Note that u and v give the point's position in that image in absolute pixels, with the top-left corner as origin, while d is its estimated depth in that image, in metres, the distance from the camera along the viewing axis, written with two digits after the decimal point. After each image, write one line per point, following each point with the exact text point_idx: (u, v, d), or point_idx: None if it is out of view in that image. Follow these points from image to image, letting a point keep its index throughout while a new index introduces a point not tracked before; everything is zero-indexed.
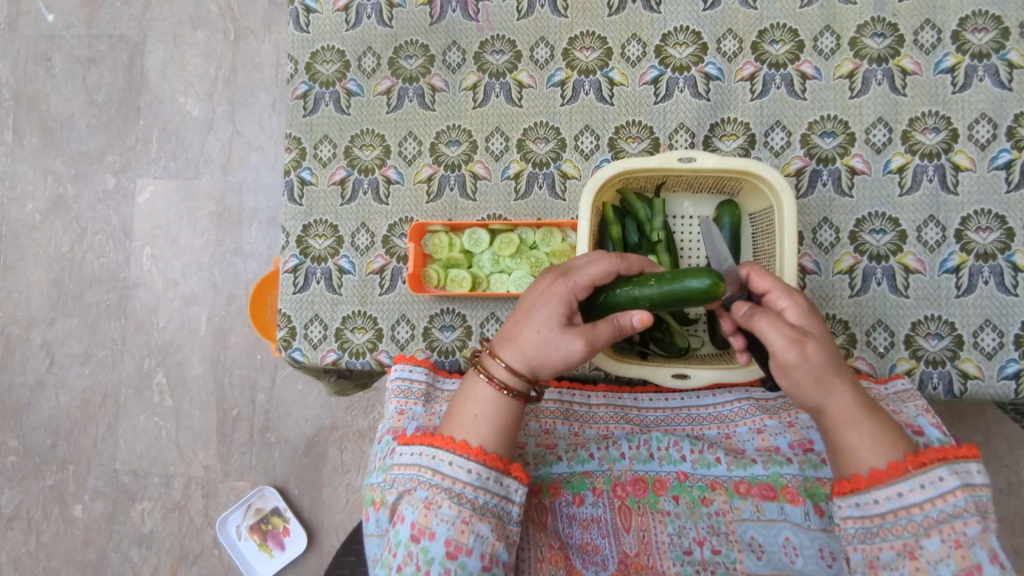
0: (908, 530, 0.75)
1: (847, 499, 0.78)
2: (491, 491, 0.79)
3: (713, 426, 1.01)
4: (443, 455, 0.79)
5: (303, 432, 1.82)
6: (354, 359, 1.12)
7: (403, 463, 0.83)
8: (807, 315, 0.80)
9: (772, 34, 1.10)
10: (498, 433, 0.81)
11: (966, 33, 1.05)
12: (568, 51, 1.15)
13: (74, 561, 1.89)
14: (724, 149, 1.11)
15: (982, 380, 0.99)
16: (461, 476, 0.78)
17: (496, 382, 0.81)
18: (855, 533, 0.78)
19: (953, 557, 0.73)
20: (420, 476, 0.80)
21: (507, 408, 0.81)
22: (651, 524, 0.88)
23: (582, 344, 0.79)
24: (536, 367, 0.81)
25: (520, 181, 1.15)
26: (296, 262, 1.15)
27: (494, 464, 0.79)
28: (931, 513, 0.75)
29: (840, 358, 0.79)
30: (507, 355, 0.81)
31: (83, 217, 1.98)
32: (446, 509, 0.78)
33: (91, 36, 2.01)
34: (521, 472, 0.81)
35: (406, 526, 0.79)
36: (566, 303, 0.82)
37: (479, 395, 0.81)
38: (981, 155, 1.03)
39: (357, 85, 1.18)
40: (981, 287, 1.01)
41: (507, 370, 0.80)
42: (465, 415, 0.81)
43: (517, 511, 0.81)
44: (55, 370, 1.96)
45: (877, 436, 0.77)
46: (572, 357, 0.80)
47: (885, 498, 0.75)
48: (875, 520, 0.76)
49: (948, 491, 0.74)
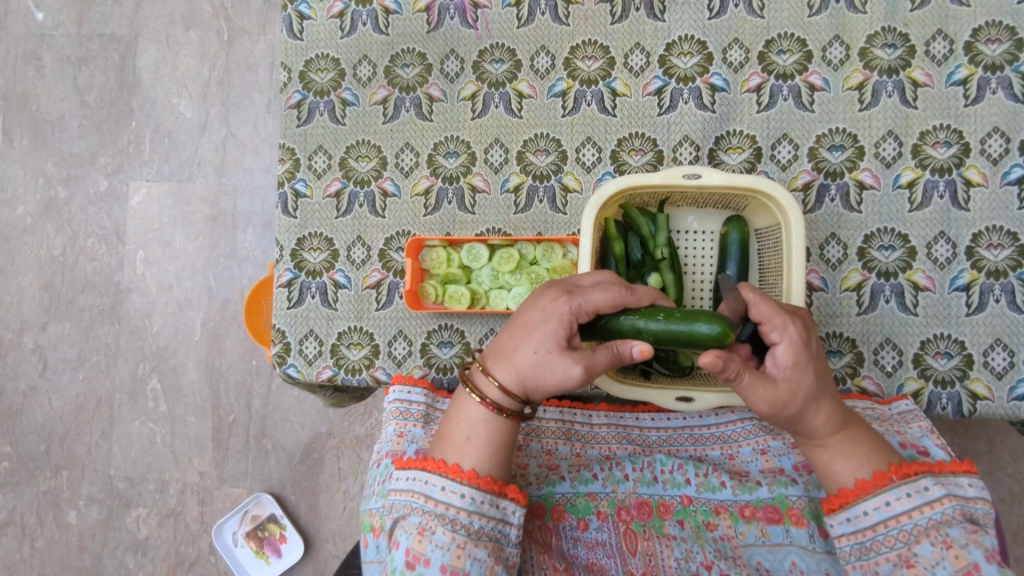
0: (901, 540, 0.75)
1: (838, 516, 0.77)
2: (486, 515, 0.76)
3: (716, 447, 0.99)
4: (436, 480, 0.77)
5: (299, 439, 1.80)
6: (350, 376, 1.09)
7: (398, 489, 0.80)
8: (797, 353, 0.76)
9: (780, 44, 1.07)
10: (492, 456, 0.79)
11: (979, 44, 1.02)
12: (570, 60, 1.11)
13: (68, 568, 1.87)
14: (730, 162, 1.08)
15: (992, 401, 0.97)
16: (455, 501, 0.76)
17: (488, 402, 0.78)
18: (851, 551, 0.77)
19: (947, 558, 0.72)
20: (412, 502, 0.78)
21: (501, 429, 0.79)
22: (657, 549, 0.85)
23: (580, 373, 0.75)
24: (531, 390, 0.78)
25: (520, 194, 1.12)
26: (291, 276, 1.12)
27: (488, 487, 0.77)
28: (920, 521, 0.74)
29: (824, 386, 0.77)
30: (500, 373, 0.78)
31: (75, 220, 1.94)
32: (440, 535, 0.75)
33: (81, 36, 1.97)
34: (517, 493, 0.78)
35: (400, 553, 0.76)
36: (567, 325, 0.77)
37: (472, 416, 0.79)
38: (993, 170, 1.00)
39: (352, 94, 1.15)
40: (992, 305, 0.99)
41: (502, 391, 0.78)
42: (457, 438, 0.79)
43: (514, 534, 0.78)
44: (48, 375, 1.93)
45: (855, 455, 0.78)
46: (567, 385, 0.76)
47: (873, 509, 0.75)
48: (867, 534, 0.76)
49: (934, 498, 0.75)
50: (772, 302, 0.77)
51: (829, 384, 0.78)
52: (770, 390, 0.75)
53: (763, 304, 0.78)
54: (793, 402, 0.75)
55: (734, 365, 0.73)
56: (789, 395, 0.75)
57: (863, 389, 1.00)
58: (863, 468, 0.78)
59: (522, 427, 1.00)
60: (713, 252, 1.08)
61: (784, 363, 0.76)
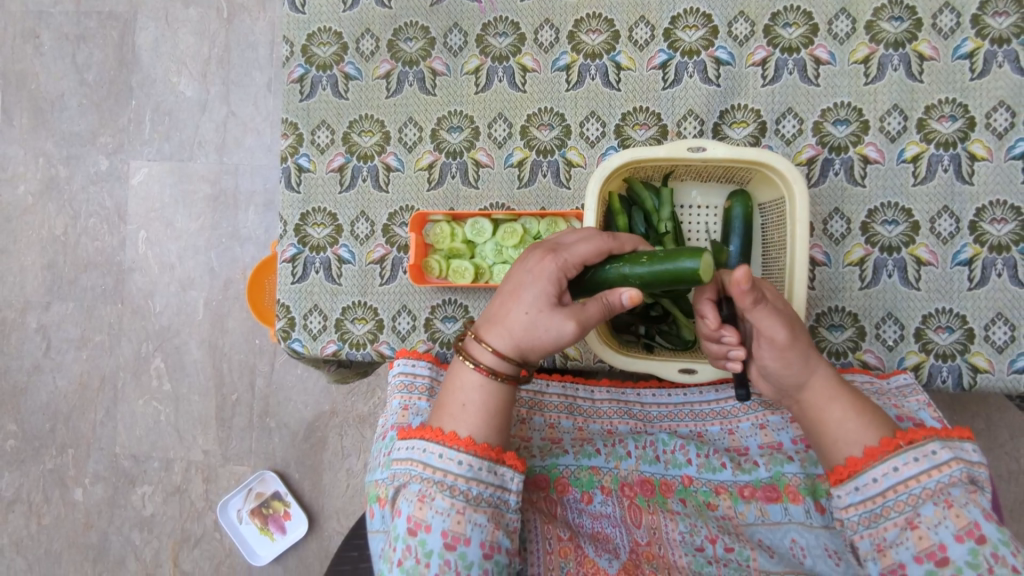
0: (909, 504, 0.73)
1: (846, 486, 0.77)
2: (484, 481, 0.76)
3: (716, 422, 1.00)
4: (434, 448, 0.77)
5: (303, 417, 1.81)
6: (354, 350, 1.10)
7: (399, 458, 0.80)
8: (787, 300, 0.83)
9: (785, 17, 1.06)
10: (489, 422, 0.79)
11: (986, 17, 1.01)
12: (574, 33, 1.11)
13: (76, 544, 1.89)
14: (735, 137, 1.08)
15: (992, 374, 0.98)
16: (453, 468, 0.75)
17: (483, 367, 0.78)
18: (859, 520, 0.76)
19: (948, 518, 0.71)
20: (411, 470, 0.78)
21: (497, 393, 0.79)
22: (661, 523, 0.86)
23: (575, 324, 0.77)
24: (525, 351, 0.79)
25: (524, 169, 1.12)
26: (294, 251, 1.13)
27: (485, 453, 0.76)
28: (927, 484, 0.73)
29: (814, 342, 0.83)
30: (492, 339, 0.79)
31: (77, 200, 1.94)
32: (440, 501, 0.74)
33: (79, 13, 1.95)
34: (516, 460, 0.78)
35: (402, 521, 0.76)
36: (556, 283, 0.79)
37: (467, 383, 0.79)
38: (998, 144, 1.00)
39: (355, 68, 1.14)
40: (994, 279, 0.99)
41: (501, 356, 0.78)
42: (454, 405, 0.79)
43: (514, 499, 0.78)
44: (52, 354, 1.94)
45: (865, 409, 0.79)
46: (564, 339, 0.78)
47: (881, 476, 0.75)
48: (876, 501, 0.75)
49: (942, 461, 0.74)
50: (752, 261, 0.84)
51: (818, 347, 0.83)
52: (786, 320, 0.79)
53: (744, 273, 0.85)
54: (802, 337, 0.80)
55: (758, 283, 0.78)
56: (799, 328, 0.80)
57: (864, 363, 1.01)
58: (871, 433, 0.77)
59: (525, 400, 1.01)
60: (717, 228, 1.08)
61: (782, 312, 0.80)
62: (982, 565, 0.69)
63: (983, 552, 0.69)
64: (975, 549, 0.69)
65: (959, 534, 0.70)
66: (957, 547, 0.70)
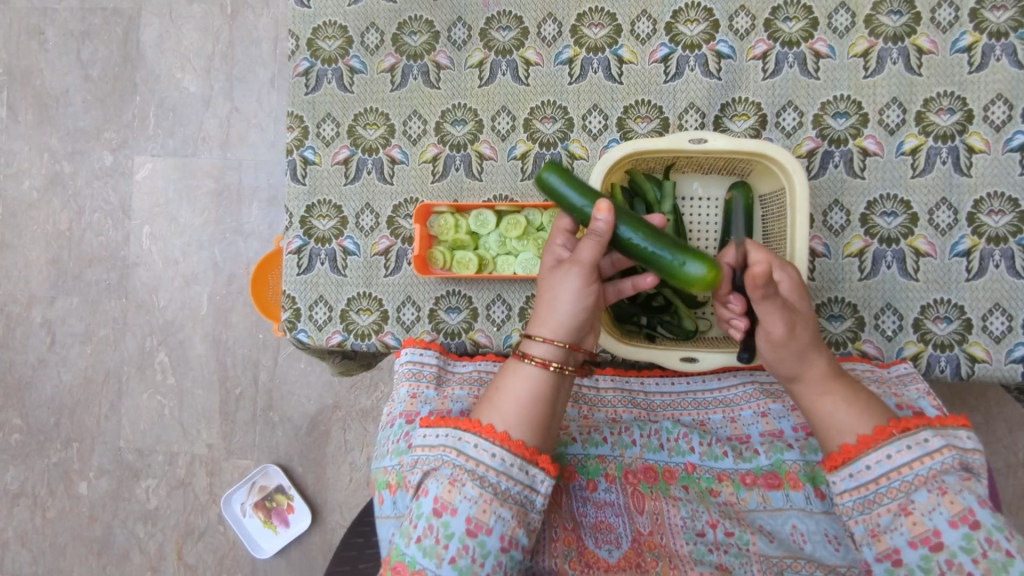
0: (901, 491, 0.75)
1: (841, 472, 0.79)
2: (514, 478, 0.75)
3: (718, 410, 1.00)
4: (470, 438, 0.77)
5: (306, 411, 1.83)
6: (360, 341, 1.11)
7: (428, 444, 0.80)
8: (799, 290, 0.86)
9: (785, 11, 1.07)
10: (521, 409, 0.78)
11: (984, 11, 1.02)
12: (576, 27, 1.12)
13: (80, 537, 1.90)
14: (735, 130, 1.09)
15: (989, 364, 0.99)
16: (485, 459, 0.75)
17: (530, 357, 0.81)
18: (854, 506, 0.78)
19: (943, 504, 0.72)
20: (444, 456, 0.78)
21: (543, 389, 0.80)
22: (663, 508, 0.88)
23: (570, 266, 0.82)
24: (551, 320, 0.82)
25: (527, 161, 1.13)
26: (300, 243, 1.14)
27: (520, 451, 0.76)
28: (921, 471, 0.74)
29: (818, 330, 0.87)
30: (529, 329, 0.84)
31: (81, 195, 1.95)
32: (469, 489, 0.74)
33: (84, 10, 1.97)
34: (549, 463, 0.78)
35: (428, 500, 0.76)
36: (558, 254, 0.88)
37: (515, 376, 0.81)
38: (995, 137, 1.01)
39: (360, 62, 1.16)
40: (992, 270, 1.00)
41: (533, 337, 0.82)
42: (500, 398, 0.80)
43: (541, 500, 0.77)
44: (57, 349, 1.95)
45: (860, 394, 0.83)
46: (570, 283, 0.81)
47: (874, 463, 0.76)
48: (869, 487, 0.76)
49: (935, 449, 0.74)
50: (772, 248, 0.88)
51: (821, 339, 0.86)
52: (785, 316, 0.83)
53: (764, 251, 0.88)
54: (803, 330, 0.83)
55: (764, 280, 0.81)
56: (800, 323, 0.83)
57: (863, 353, 1.02)
58: (866, 421, 0.80)
59: None
60: (718, 219, 1.09)
61: (791, 299, 0.85)
62: (976, 549, 0.70)
63: (977, 537, 0.70)
64: (970, 534, 0.70)
65: (954, 520, 0.71)
66: (951, 533, 0.71)
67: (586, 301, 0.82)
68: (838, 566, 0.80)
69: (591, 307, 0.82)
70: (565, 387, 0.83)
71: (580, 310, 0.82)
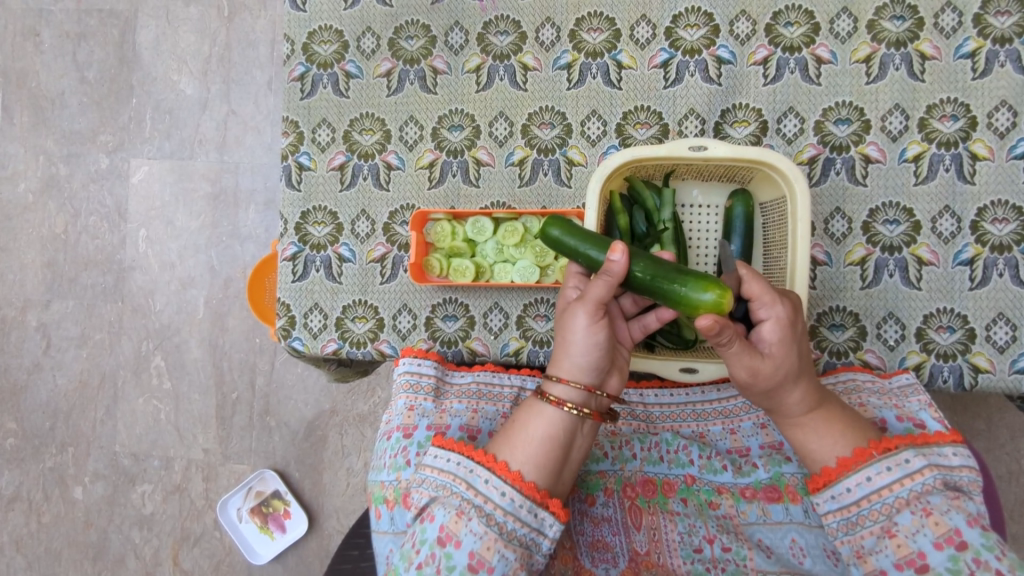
0: (883, 513, 0.73)
1: (823, 494, 0.77)
2: (522, 520, 0.73)
3: (718, 422, 0.99)
4: (481, 472, 0.75)
5: (303, 416, 1.81)
6: (355, 349, 1.10)
7: (435, 467, 0.78)
8: (783, 330, 0.77)
9: (787, 16, 1.06)
10: (531, 449, 0.76)
11: (988, 16, 1.01)
12: (575, 32, 1.11)
13: (76, 542, 1.89)
14: (736, 136, 1.08)
15: (993, 374, 0.97)
16: (494, 497, 0.73)
17: (551, 397, 0.79)
18: (839, 527, 0.76)
19: (927, 526, 0.70)
20: (452, 486, 0.76)
21: (561, 434, 0.77)
22: (661, 523, 0.86)
23: (576, 304, 0.80)
24: (565, 359, 0.80)
25: (525, 167, 1.12)
26: (295, 250, 1.13)
27: (531, 493, 0.74)
28: (901, 493, 0.73)
29: (803, 364, 0.79)
30: (551, 369, 0.82)
31: (77, 198, 1.94)
32: (475, 524, 0.72)
33: (79, 11, 1.95)
34: (559, 507, 0.75)
35: (433, 527, 0.74)
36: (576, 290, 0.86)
37: (537, 418, 0.78)
38: (999, 144, 1.00)
39: (356, 67, 1.14)
40: (995, 279, 0.99)
41: (550, 376, 0.80)
42: (520, 439, 0.77)
43: (546, 545, 0.75)
44: (52, 353, 1.93)
45: (833, 433, 0.78)
46: (576, 321, 0.79)
47: (854, 486, 0.75)
48: (852, 510, 0.75)
49: (915, 470, 0.73)
50: (767, 279, 0.77)
51: (809, 366, 0.80)
52: (748, 365, 0.76)
53: (752, 282, 0.79)
54: (773, 378, 0.76)
55: (724, 334, 0.73)
56: (766, 372, 0.76)
57: (865, 362, 1.01)
58: (844, 449, 0.77)
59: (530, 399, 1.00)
60: (717, 226, 1.08)
61: (771, 339, 0.77)
62: (963, 571, 0.68)
63: (964, 558, 0.68)
64: (956, 555, 0.68)
65: (939, 542, 0.69)
66: (936, 555, 0.69)
67: (597, 338, 0.79)
68: None
69: (603, 344, 0.79)
70: (584, 430, 0.80)
71: (593, 347, 0.79)
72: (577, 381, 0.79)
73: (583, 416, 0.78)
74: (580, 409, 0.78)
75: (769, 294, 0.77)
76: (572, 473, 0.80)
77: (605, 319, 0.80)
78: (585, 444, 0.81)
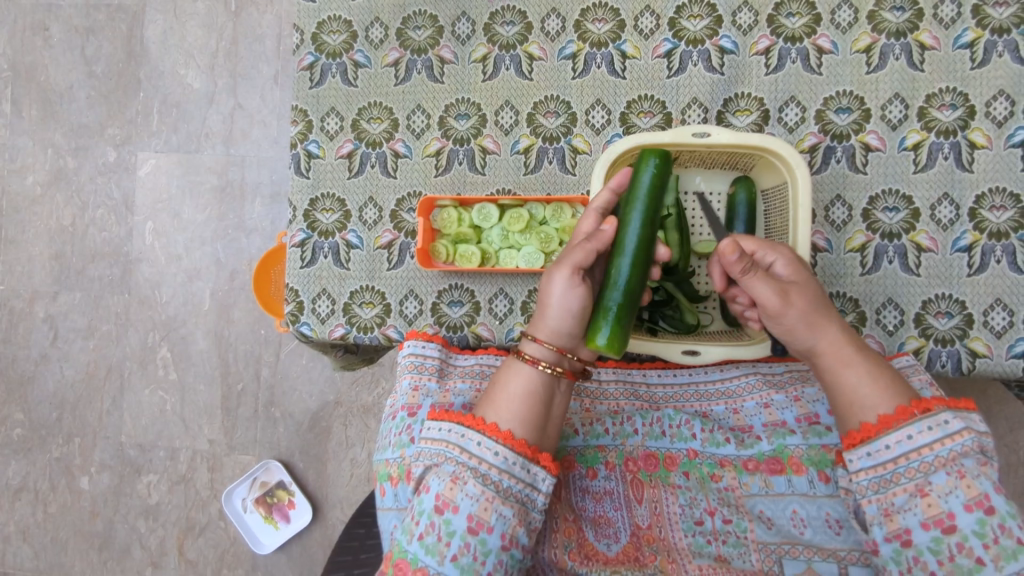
0: (919, 472, 0.73)
1: (858, 451, 0.76)
2: (516, 476, 0.75)
3: (720, 402, 1.00)
4: (473, 435, 0.77)
5: (307, 407, 1.83)
6: (363, 334, 1.12)
7: (431, 438, 0.80)
8: (794, 265, 0.84)
9: (789, 7, 1.08)
10: (514, 406, 0.79)
11: (987, 7, 1.02)
12: (580, 23, 1.12)
13: (82, 532, 1.91)
14: (737, 125, 1.09)
15: (990, 359, 0.99)
16: (487, 457, 0.75)
17: (527, 356, 0.82)
18: (869, 485, 0.75)
19: (960, 487, 0.70)
20: (446, 452, 0.77)
21: (536, 388, 0.80)
22: (663, 496, 0.88)
23: (557, 266, 0.83)
24: (541, 321, 0.83)
25: (530, 155, 1.14)
26: (303, 236, 1.14)
27: (521, 450, 0.76)
28: (941, 453, 0.72)
29: (828, 302, 0.83)
30: (530, 329, 0.84)
31: (85, 190, 1.96)
32: (471, 486, 0.74)
33: (88, 6, 1.97)
34: (550, 462, 0.78)
35: (430, 497, 0.76)
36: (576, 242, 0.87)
37: (515, 377, 0.81)
38: (997, 133, 1.02)
39: (364, 56, 1.16)
40: (993, 266, 1.00)
41: (526, 335, 0.84)
42: (497, 399, 0.80)
43: (541, 500, 0.77)
44: (59, 344, 1.96)
45: (885, 380, 0.78)
46: (554, 283, 0.82)
47: (894, 443, 0.74)
48: (887, 467, 0.74)
49: (955, 431, 0.73)
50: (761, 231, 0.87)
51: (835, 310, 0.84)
52: (776, 286, 0.82)
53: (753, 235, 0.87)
54: (803, 300, 0.81)
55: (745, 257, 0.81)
56: (796, 293, 0.82)
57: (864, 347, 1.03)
58: (893, 398, 0.77)
59: None
60: (719, 213, 1.10)
61: (785, 275, 0.84)
62: (988, 535, 0.69)
63: (990, 522, 0.69)
64: (983, 519, 0.69)
65: (969, 504, 0.70)
66: (965, 517, 0.69)
67: (569, 304, 0.82)
68: (838, 550, 0.81)
69: (575, 312, 0.82)
70: (561, 388, 0.83)
71: (568, 312, 0.82)
72: (552, 340, 0.83)
73: (557, 375, 0.81)
74: (553, 367, 0.81)
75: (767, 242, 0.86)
76: (557, 429, 0.83)
77: (583, 286, 0.83)
78: (563, 403, 0.83)
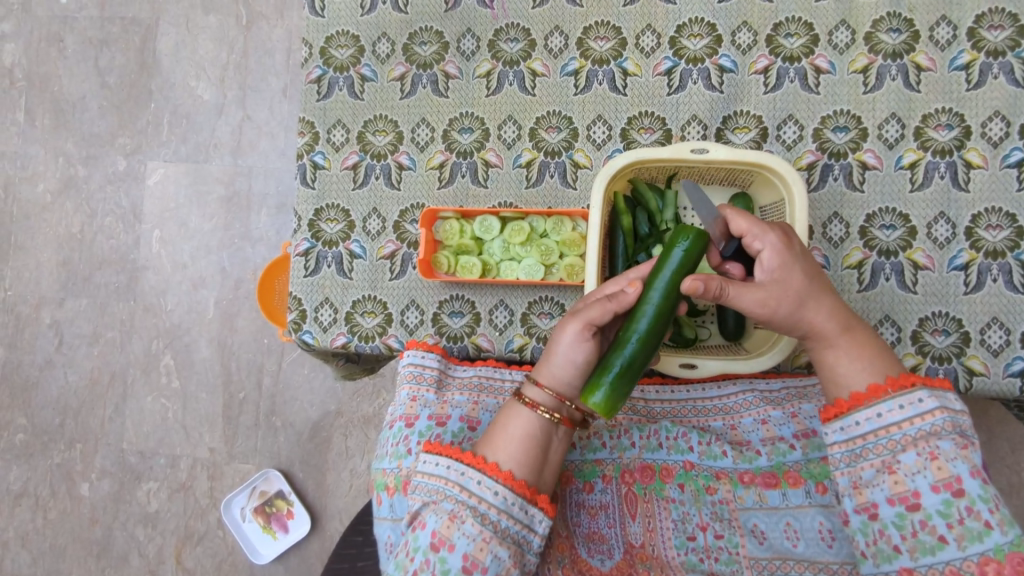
0: (887, 449, 0.74)
1: (832, 426, 0.78)
2: (514, 517, 0.77)
3: (718, 417, 0.99)
4: (473, 474, 0.77)
5: (308, 417, 1.84)
6: (364, 343, 1.13)
7: (427, 472, 0.80)
8: (781, 255, 0.80)
9: (787, 28, 1.10)
10: (513, 446, 0.80)
11: (981, 30, 1.04)
12: (582, 40, 1.15)
13: (81, 539, 1.91)
14: (736, 142, 1.11)
15: (988, 377, 0.99)
16: (487, 497, 0.76)
17: (527, 401, 0.82)
18: (841, 458, 0.77)
19: (929, 468, 0.71)
20: (445, 489, 0.78)
21: (535, 430, 0.81)
22: (656, 511, 0.89)
23: (570, 316, 0.83)
24: (545, 366, 0.84)
25: (532, 169, 1.15)
26: (308, 245, 1.16)
27: (521, 490, 0.77)
28: (909, 432, 0.73)
29: (815, 284, 0.81)
30: (534, 373, 0.85)
31: (94, 198, 1.99)
32: (469, 525, 0.75)
33: (103, 18, 2.02)
34: (547, 503, 0.79)
35: (426, 534, 0.76)
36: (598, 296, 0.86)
37: (515, 419, 0.82)
38: (993, 153, 1.03)
39: (371, 70, 1.19)
40: (990, 284, 1.01)
41: (528, 378, 0.84)
42: (496, 439, 0.81)
43: (536, 542, 0.78)
44: (63, 350, 1.97)
45: (864, 358, 0.79)
46: (564, 334, 0.83)
47: (863, 420, 0.76)
48: (857, 442, 0.76)
49: (927, 410, 0.73)
50: (747, 215, 0.82)
51: (824, 285, 0.82)
52: (756, 298, 0.80)
53: (740, 218, 0.83)
54: (784, 302, 0.80)
55: (716, 283, 0.79)
56: (775, 298, 0.79)
57: None
58: (873, 374, 0.78)
59: None
60: None
61: (771, 267, 0.80)
62: (952, 515, 0.70)
63: (957, 504, 0.70)
64: (949, 500, 0.70)
65: (936, 485, 0.71)
66: (931, 496, 0.71)
67: (574, 357, 0.82)
68: (830, 563, 0.82)
69: (579, 365, 0.83)
70: (559, 434, 0.83)
71: (571, 365, 0.83)
72: (552, 387, 0.83)
73: (555, 421, 0.82)
74: (552, 414, 0.81)
75: (755, 227, 0.82)
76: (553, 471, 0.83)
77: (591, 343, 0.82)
78: (561, 448, 0.84)
